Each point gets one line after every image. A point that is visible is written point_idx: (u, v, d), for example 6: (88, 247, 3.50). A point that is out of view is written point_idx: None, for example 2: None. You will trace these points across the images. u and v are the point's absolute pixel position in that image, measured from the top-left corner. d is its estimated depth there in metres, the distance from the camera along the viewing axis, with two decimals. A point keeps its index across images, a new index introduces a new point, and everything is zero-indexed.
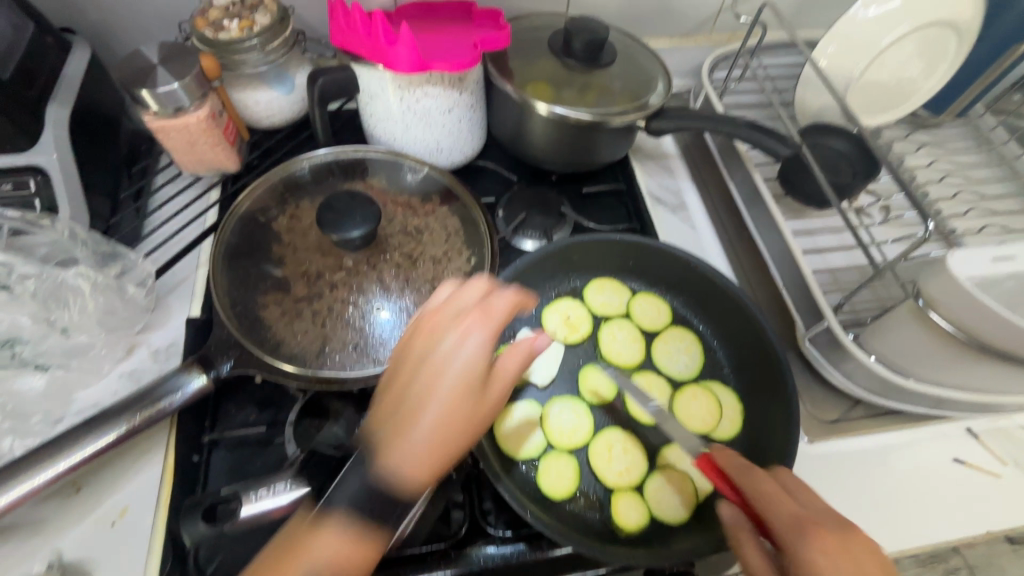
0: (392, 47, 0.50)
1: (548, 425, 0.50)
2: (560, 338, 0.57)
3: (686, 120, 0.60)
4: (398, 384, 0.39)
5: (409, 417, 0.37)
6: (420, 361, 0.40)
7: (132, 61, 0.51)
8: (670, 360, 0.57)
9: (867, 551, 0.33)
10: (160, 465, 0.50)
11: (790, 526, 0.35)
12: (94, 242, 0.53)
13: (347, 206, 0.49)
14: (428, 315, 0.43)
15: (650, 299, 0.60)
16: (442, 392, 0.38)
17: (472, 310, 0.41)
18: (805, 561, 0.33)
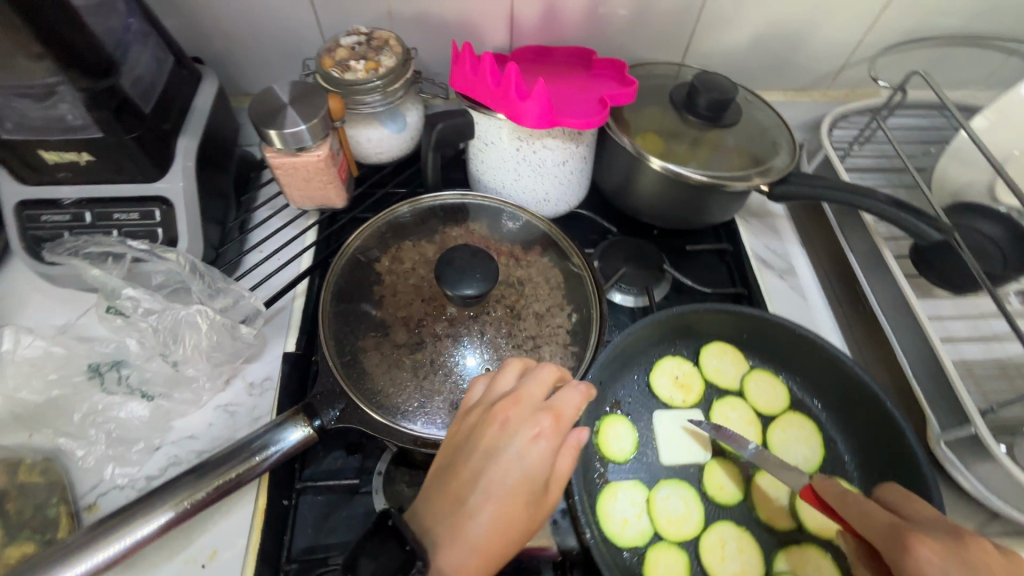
0: (522, 101, 0.49)
1: (657, 512, 0.47)
2: (676, 404, 0.54)
3: (816, 187, 0.56)
4: (519, 399, 0.38)
5: (547, 430, 0.36)
6: (534, 390, 0.39)
7: (263, 99, 0.52)
8: (787, 449, 0.53)
9: (986, 559, 0.31)
10: (251, 509, 0.48)
11: (892, 543, 0.33)
12: (209, 276, 0.52)
13: (468, 262, 0.48)
14: (517, 371, 0.40)
15: (767, 378, 0.56)
16: (563, 406, 0.37)
17: (564, 390, 0.38)
18: (912, 570, 0.31)
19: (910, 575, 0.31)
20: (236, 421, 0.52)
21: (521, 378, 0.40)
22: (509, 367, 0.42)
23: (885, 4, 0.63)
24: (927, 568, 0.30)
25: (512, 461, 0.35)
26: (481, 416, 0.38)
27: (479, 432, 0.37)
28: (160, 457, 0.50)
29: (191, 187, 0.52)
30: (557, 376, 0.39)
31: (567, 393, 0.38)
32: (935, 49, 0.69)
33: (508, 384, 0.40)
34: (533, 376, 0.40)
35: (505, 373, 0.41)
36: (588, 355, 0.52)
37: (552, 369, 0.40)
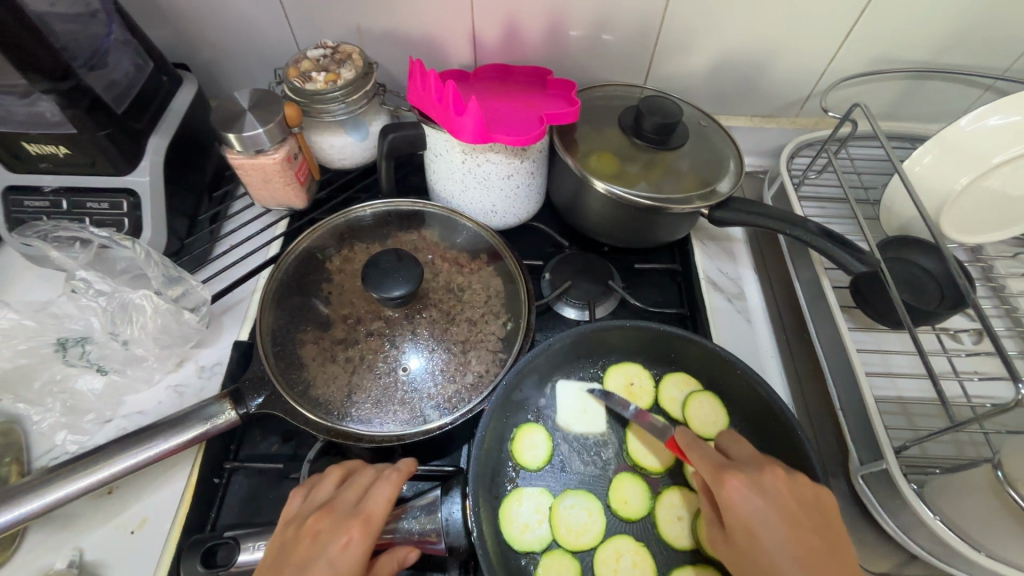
0: (459, 117, 0.51)
1: (558, 520, 0.49)
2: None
3: (753, 214, 0.57)
4: (333, 505, 0.43)
5: (357, 533, 0.42)
6: (348, 496, 0.44)
7: (226, 105, 0.56)
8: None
9: (778, 484, 0.41)
10: (183, 483, 0.52)
11: (714, 476, 0.43)
12: (165, 265, 0.56)
13: (392, 265, 0.51)
14: (306, 498, 0.46)
15: (712, 403, 0.56)
16: (371, 496, 0.44)
17: (363, 480, 0.45)
18: (728, 502, 0.41)
19: (726, 502, 0.41)
20: (183, 400, 0.55)
21: (338, 487, 0.46)
22: (328, 476, 0.47)
23: (845, 36, 0.64)
24: (737, 500, 0.41)
25: (323, 565, 0.40)
26: (296, 528, 0.42)
27: (285, 547, 0.41)
28: (111, 428, 0.54)
29: (157, 182, 0.57)
30: (370, 479, 0.46)
31: (376, 493, 0.44)
32: (902, 82, 0.69)
33: (326, 494, 0.45)
34: (350, 483, 0.46)
35: (324, 480, 0.47)
36: (512, 362, 0.54)
37: (368, 471, 0.47)
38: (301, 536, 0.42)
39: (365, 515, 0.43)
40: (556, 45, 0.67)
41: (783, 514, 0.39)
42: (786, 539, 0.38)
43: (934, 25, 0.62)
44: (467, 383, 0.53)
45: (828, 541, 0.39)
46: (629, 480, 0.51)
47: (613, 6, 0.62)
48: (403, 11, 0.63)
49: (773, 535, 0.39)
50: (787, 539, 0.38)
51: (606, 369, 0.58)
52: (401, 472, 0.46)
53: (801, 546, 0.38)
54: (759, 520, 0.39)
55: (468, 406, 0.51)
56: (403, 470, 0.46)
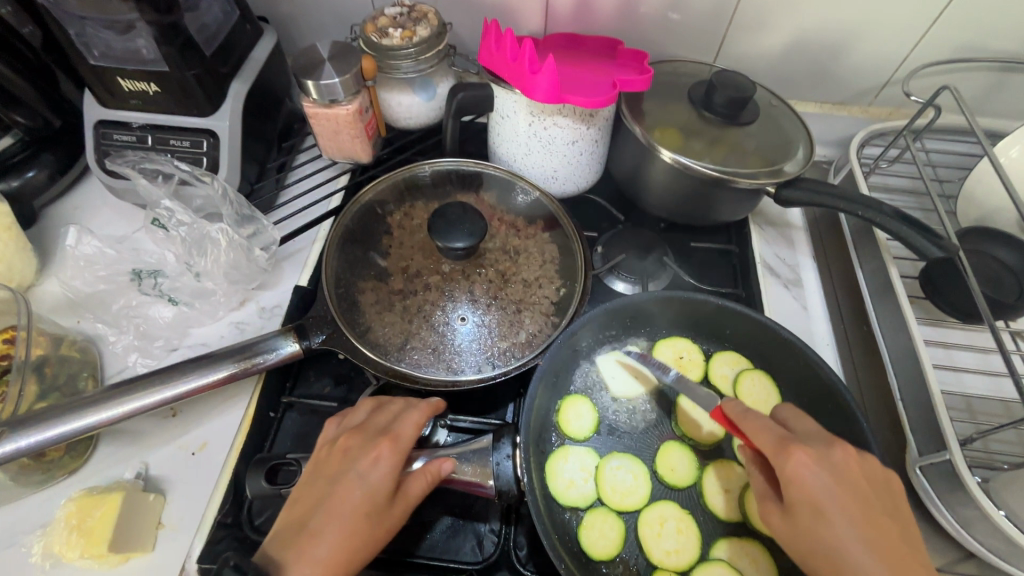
0: (534, 75, 0.52)
1: (603, 479, 0.50)
2: None
3: (823, 195, 0.55)
4: (364, 427, 0.46)
5: (386, 450, 0.44)
6: (379, 421, 0.47)
7: (306, 55, 0.58)
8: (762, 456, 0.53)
9: (846, 461, 0.39)
10: (242, 413, 0.54)
11: (777, 446, 0.41)
12: (239, 204, 0.58)
13: (458, 217, 0.52)
14: (345, 421, 0.49)
15: (765, 380, 0.55)
16: (400, 423, 0.46)
17: (394, 406, 0.48)
18: (795, 475, 0.39)
19: (790, 477, 0.39)
20: (244, 335, 0.58)
21: (371, 413, 0.48)
22: (360, 406, 0.49)
23: (933, 21, 0.62)
24: (804, 472, 0.39)
25: (352, 479, 0.43)
26: (327, 448, 0.46)
27: (324, 460, 0.45)
28: (177, 355, 0.56)
29: (235, 125, 0.59)
30: (401, 407, 0.48)
31: (405, 419, 0.46)
32: (989, 74, 0.66)
33: (359, 419, 0.48)
34: (382, 409, 0.48)
35: (358, 410, 0.49)
36: (565, 324, 0.54)
37: (398, 401, 0.48)
38: (334, 454, 0.45)
39: (393, 438, 0.45)
40: (628, 17, 0.67)
41: (850, 489, 0.38)
42: (851, 518, 0.37)
43: None
44: (519, 340, 0.54)
45: (890, 516, 0.38)
46: (675, 451, 0.52)
47: None
48: None
49: (837, 511, 0.37)
50: (852, 515, 0.37)
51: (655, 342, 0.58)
52: (431, 405, 0.48)
53: (867, 527, 0.37)
54: (826, 493, 0.38)
55: (520, 362, 0.52)
56: (434, 403, 0.48)
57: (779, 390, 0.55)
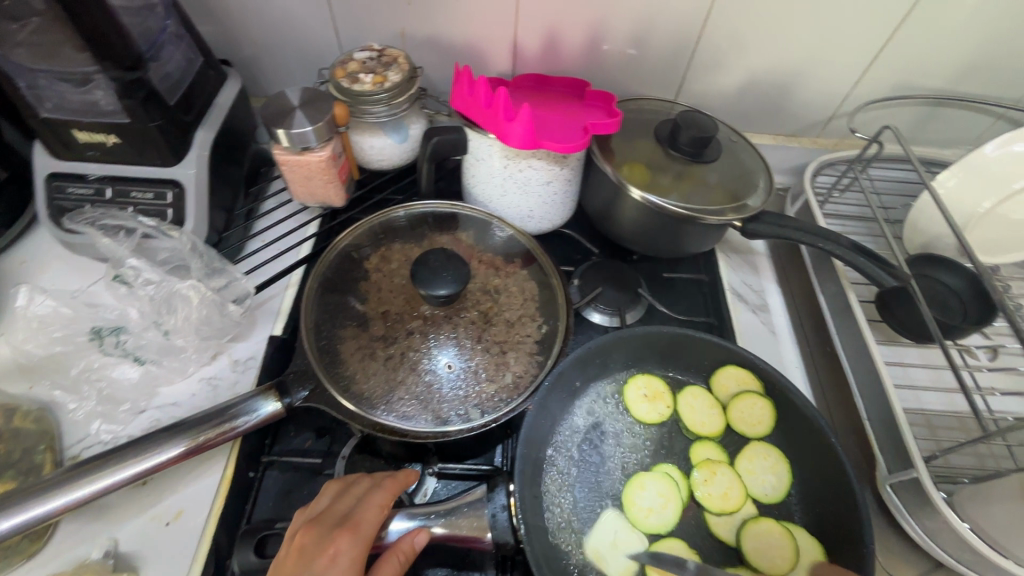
0: (509, 123, 0.53)
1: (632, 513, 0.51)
2: (649, 403, 0.57)
3: (785, 227, 0.59)
4: (323, 516, 0.43)
5: (345, 541, 0.42)
6: (340, 507, 0.44)
7: (275, 102, 0.57)
8: (754, 480, 0.54)
9: None
10: (219, 475, 0.52)
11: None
12: (209, 256, 0.57)
13: (440, 264, 0.52)
14: (303, 519, 0.45)
15: (761, 406, 0.55)
16: (360, 507, 0.44)
17: (358, 488, 0.46)
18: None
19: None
20: (217, 393, 0.55)
21: (333, 499, 0.45)
22: (325, 490, 0.46)
23: (869, 63, 0.67)
24: None
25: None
26: (286, 546, 0.42)
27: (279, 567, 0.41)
28: (144, 419, 0.53)
29: (202, 173, 0.57)
30: (366, 489, 0.46)
31: (368, 502, 0.45)
32: (921, 108, 0.72)
33: (320, 506, 0.45)
34: (346, 492, 0.46)
35: (321, 494, 0.46)
36: (551, 364, 0.54)
37: (364, 480, 0.47)
38: (289, 556, 0.41)
39: (352, 525, 0.43)
40: (592, 58, 0.69)
41: None
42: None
43: (953, 55, 0.65)
44: (506, 383, 0.54)
45: None
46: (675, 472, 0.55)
47: (651, 24, 0.64)
48: (447, 18, 0.65)
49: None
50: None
51: (638, 373, 0.59)
52: (397, 481, 0.47)
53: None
54: None
55: (508, 407, 0.52)
56: (401, 477, 0.47)
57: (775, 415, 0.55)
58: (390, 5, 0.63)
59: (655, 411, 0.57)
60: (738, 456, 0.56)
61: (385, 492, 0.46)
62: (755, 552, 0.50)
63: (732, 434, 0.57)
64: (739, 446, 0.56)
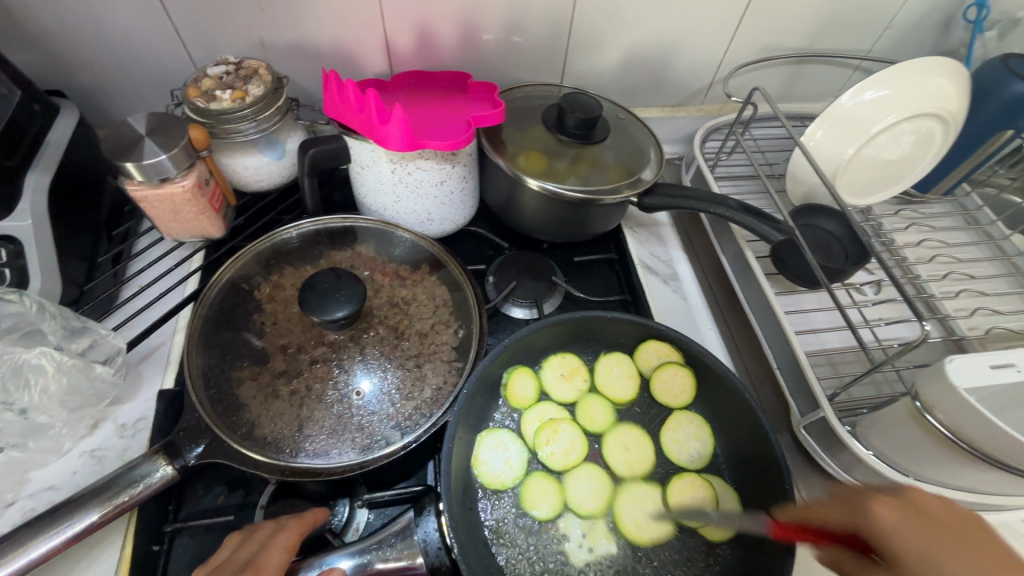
0: (385, 125, 0.50)
1: (508, 479, 0.51)
2: (561, 385, 0.57)
3: (678, 197, 0.60)
4: (223, 567, 0.39)
5: None
6: (242, 555, 0.40)
7: (118, 133, 0.51)
8: (680, 449, 0.55)
9: (921, 494, 0.34)
10: (117, 557, 0.46)
11: (851, 511, 0.35)
12: (64, 316, 0.50)
13: (331, 286, 0.49)
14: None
15: (679, 374, 0.56)
16: (264, 546, 0.41)
17: (263, 527, 0.43)
18: (879, 532, 0.33)
19: (877, 536, 0.33)
20: (103, 466, 0.49)
21: (236, 547, 0.41)
22: (225, 543, 0.42)
23: (735, 28, 0.70)
24: (887, 523, 0.33)
25: None
26: None
27: None
28: (14, 512, 0.46)
29: (44, 224, 0.50)
30: (268, 532, 0.42)
31: (276, 543, 0.41)
32: (788, 67, 0.77)
33: (222, 558, 0.41)
34: (248, 539, 0.42)
35: (223, 547, 0.42)
36: (469, 370, 0.52)
37: (266, 524, 0.43)
38: None
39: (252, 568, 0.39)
40: (471, 49, 0.67)
41: (936, 529, 0.32)
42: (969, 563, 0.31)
43: (808, 15, 0.70)
44: (427, 396, 0.51)
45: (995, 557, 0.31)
46: (526, 375, 0.57)
47: (524, 10, 0.64)
48: (308, 21, 0.60)
49: (932, 555, 0.31)
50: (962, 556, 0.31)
51: (555, 353, 0.59)
52: (305, 520, 0.44)
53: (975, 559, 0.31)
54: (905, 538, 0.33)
55: (429, 422, 0.49)
56: (309, 516, 0.45)
57: (695, 382, 0.56)
58: (241, 12, 0.58)
59: (573, 388, 0.58)
60: (663, 428, 0.57)
61: (294, 526, 0.43)
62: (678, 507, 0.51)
63: (656, 405, 0.58)
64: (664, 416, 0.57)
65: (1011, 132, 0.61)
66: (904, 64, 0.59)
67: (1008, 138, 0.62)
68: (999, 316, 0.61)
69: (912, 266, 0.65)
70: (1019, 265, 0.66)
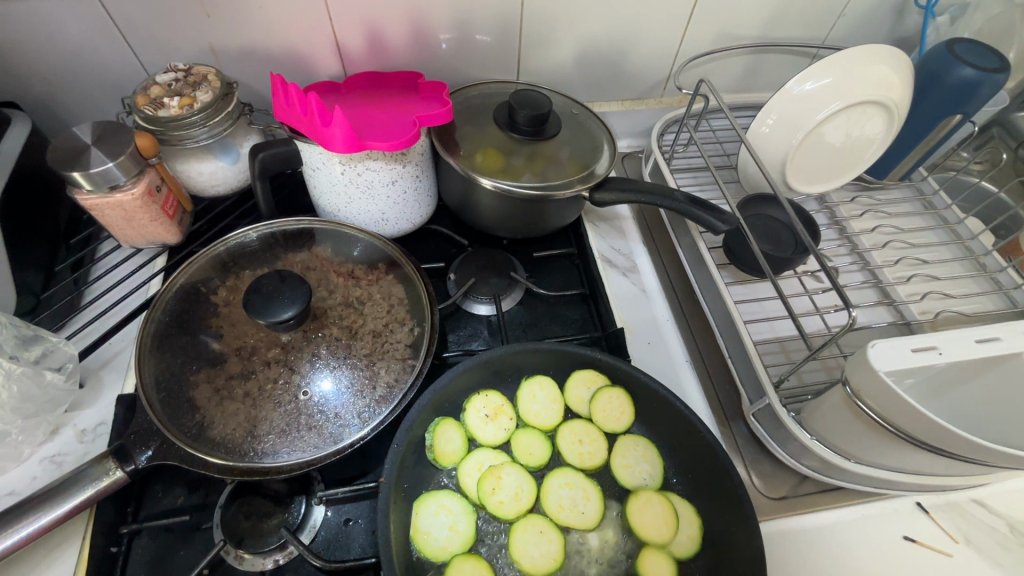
0: (327, 128, 0.50)
1: (454, 546, 0.49)
2: (489, 427, 0.55)
3: (628, 190, 0.61)
4: None
5: None
6: None
7: (65, 143, 0.51)
8: (632, 473, 0.54)
9: None
10: (74, 559, 0.47)
11: None
12: (17, 325, 0.51)
13: (275, 289, 0.50)
14: None
15: (616, 397, 0.56)
16: None
17: None
18: None
19: None
20: (62, 470, 0.50)
21: None
22: None
23: (688, 21, 0.70)
24: None
25: None
26: None
27: None
28: None
29: None
30: None
31: None
32: (746, 57, 0.77)
33: None
34: None
35: None
36: (421, 366, 0.53)
37: None
38: None
39: None
40: (424, 50, 0.68)
41: None
42: None
43: (761, 4, 0.70)
44: (379, 394, 0.52)
45: None
46: (451, 426, 0.54)
47: (472, 9, 0.64)
48: (258, 27, 0.61)
49: None
50: None
51: (476, 393, 0.57)
52: None
53: None
54: None
55: (379, 418, 0.50)
56: None
57: (631, 402, 0.56)
58: (189, 20, 0.59)
59: (500, 428, 0.55)
60: (612, 455, 0.56)
61: None
62: (644, 525, 0.51)
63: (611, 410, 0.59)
64: (610, 443, 0.56)
65: (960, 117, 0.62)
66: (847, 53, 0.60)
67: (958, 122, 0.63)
68: (950, 300, 0.62)
69: (866, 252, 0.66)
70: (973, 248, 0.67)
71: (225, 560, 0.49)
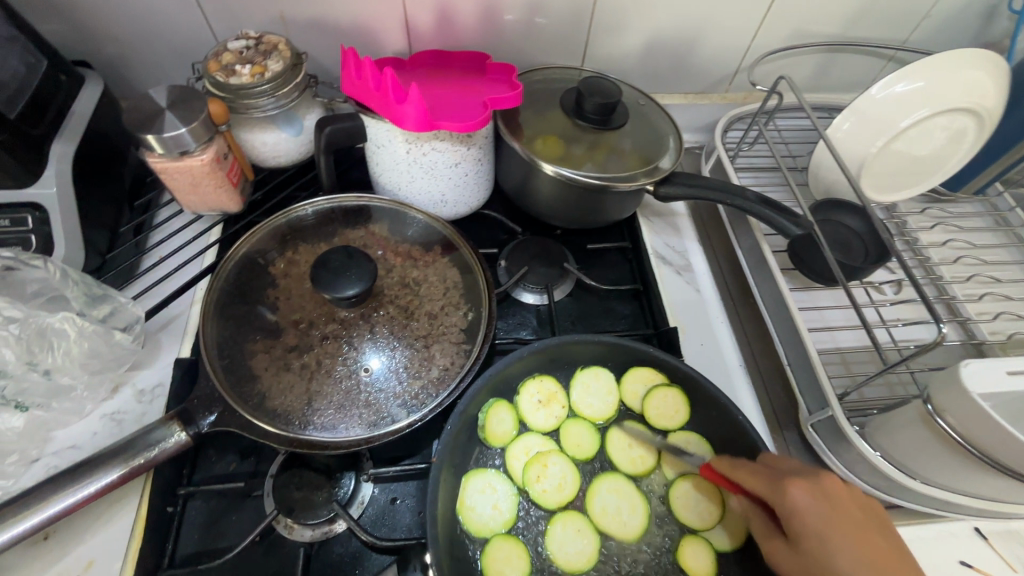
0: (401, 105, 0.50)
1: (496, 525, 0.49)
2: (540, 412, 0.55)
3: (697, 187, 0.59)
4: None
5: None
6: None
7: (140, 106, 0.51)
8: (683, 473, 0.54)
9: (835, 486, 0.42)
10: (132, 516, 0.48)
11: (772, 487, 0.43)
12: (86, 283, 0.51)
13: (342, 264, 0.50)
14: None
15: (672, 395, 0.55)
16: None
17: None
18: (794, 508, 0.41)
19: (791, 514, 0.42)
20: (122, 428, 0.50)
21: None
22: None
23: (764, 14, 0.68)
24: (802, 509, 0.41)
25: None
26: None
27: None
28: (39, 468, 0.48)
29: (68, 192, 0.52)
30: None
31: None
32: (819, 55, 0.74)
33: None
34: None
35: None
36: (477, 352, 0.53)
37: None
38: None
39: None
40: (492, 30, 0.66)
41: (835, 510, 0.41)
42: (845, 540, 0.40)
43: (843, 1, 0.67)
44: (434, 376, 0.52)
45: (885, 539, 0.41)
46: (504, 408, 0.54)
47: None
48: None
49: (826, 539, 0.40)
50: (850, 542, 0.40)
51: (532, 376, 0.56)
52: None
53: (860, 550, 0.40)
54: (815, 518, 0.41)
55: (435, 401, 0.50)
56: None
57: (688, 401, 0.55)
58: None
59: (552, 415, 0.55)
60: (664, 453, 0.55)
61: None
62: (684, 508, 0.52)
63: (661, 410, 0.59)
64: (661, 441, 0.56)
65: None
66: (939, 56, 0.57)
67: None
68: None
69: (935, 266, 0.64)
70: None
71: (275, 529, 0.49)
